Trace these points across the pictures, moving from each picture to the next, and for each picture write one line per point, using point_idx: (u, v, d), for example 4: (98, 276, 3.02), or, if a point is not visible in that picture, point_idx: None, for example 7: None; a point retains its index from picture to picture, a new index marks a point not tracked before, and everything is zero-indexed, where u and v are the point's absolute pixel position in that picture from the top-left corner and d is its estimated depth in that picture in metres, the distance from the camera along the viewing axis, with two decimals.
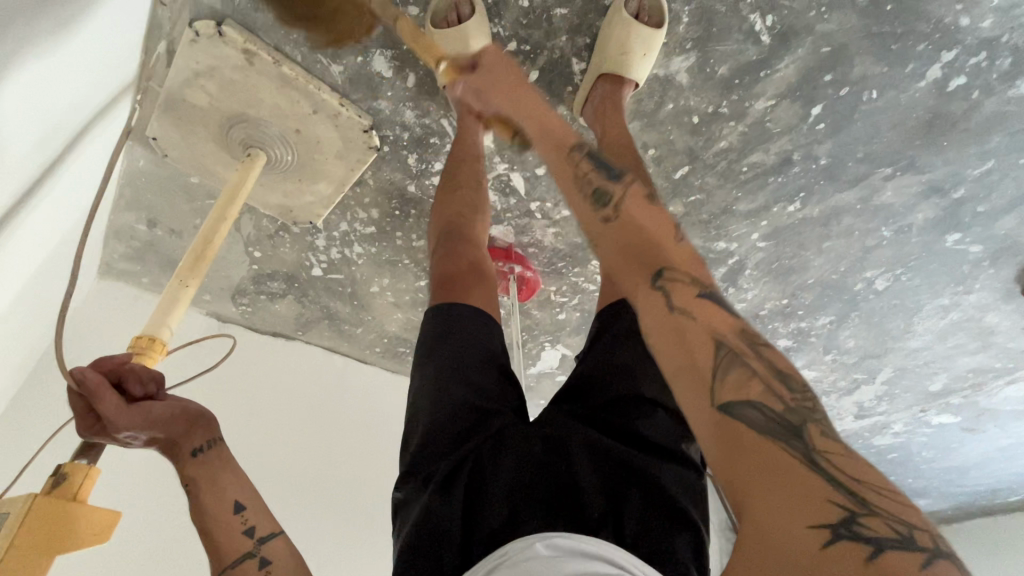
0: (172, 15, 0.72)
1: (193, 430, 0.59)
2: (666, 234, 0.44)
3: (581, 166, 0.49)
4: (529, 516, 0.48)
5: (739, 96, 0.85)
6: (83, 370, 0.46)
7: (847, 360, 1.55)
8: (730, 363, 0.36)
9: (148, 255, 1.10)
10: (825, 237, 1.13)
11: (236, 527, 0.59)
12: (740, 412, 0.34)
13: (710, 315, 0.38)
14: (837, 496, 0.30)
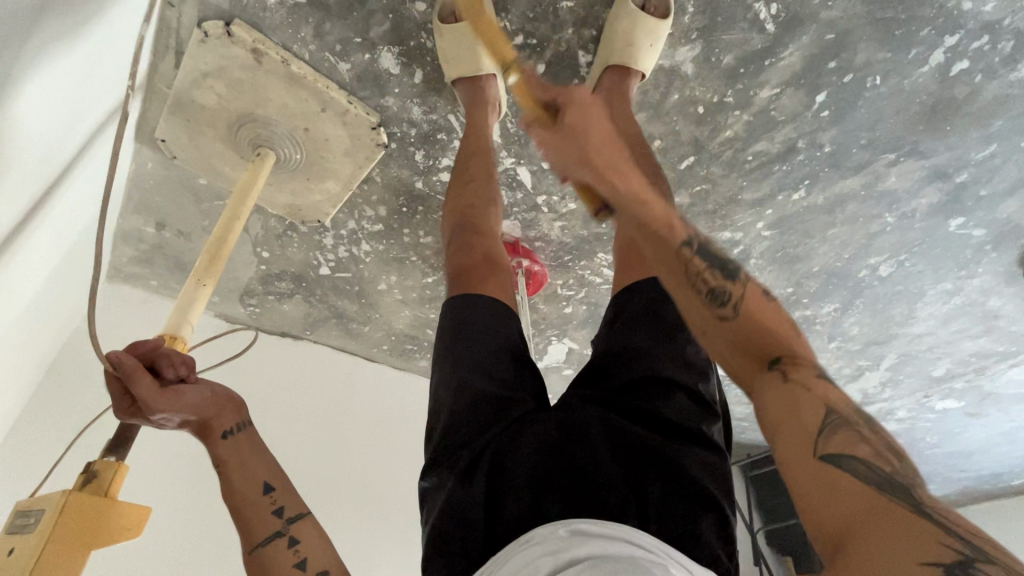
0: (180, 16, 0.72)
1: (224, 412, 0.59)
2: (784, 326, 0.44)
3: (692, 263, 0.46)
4: (552, 501, 0.48)
5: (744, 85, 0.86)
6: (117, 354, 0.46)
7: (852, 347, 1.56)
8: (840, 424, 0.36)
9: (157, 258, 1.10)
10: (829, 225, 1.14)
11: (264, 507, 0.58)
12: (846, 466, 0.34)
13: (829, 390, 0.39)
14: (952, 542, 0.29)
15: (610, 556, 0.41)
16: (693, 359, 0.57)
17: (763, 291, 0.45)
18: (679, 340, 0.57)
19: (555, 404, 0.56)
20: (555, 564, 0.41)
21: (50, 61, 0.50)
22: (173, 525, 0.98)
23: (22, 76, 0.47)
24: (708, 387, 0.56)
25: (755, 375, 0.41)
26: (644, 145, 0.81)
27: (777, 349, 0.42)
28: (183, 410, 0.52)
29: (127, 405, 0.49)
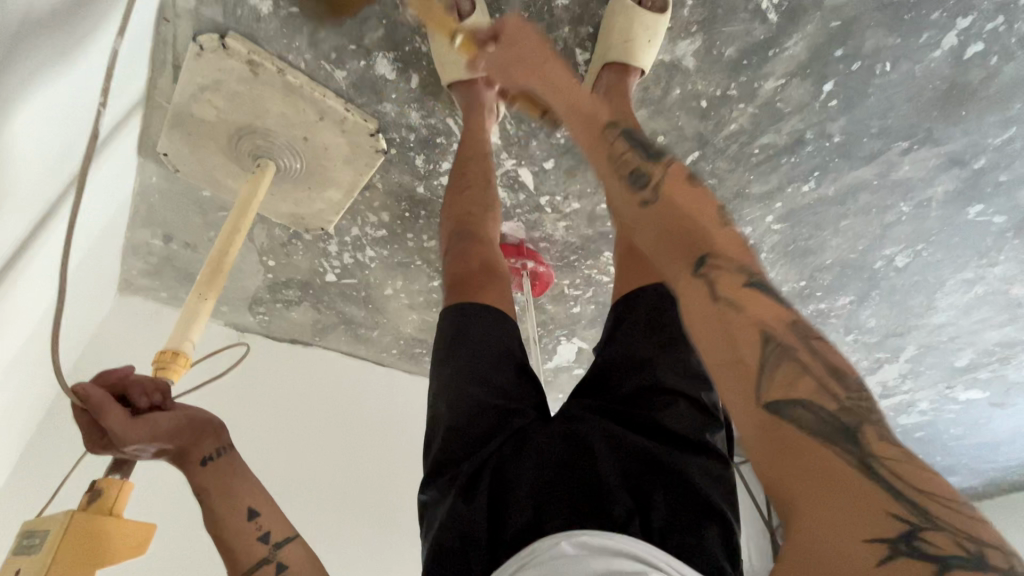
0: (176, 30, 0.72)
1: (202, 439, 0.59)
2: (706, 213, 0.43)
3: (616, 147, 0.50)
4: (555, 514, 0.47)
5: (748, 78, 0.83)
6: (84, 388, 0.46)
7: (869, 339, 1.53)
8: (779, 359, 0.33)
9: (166, 269, 1.12)
10: (841, 216, 1.11)
11: (250, 533, 0.58)
12: (786, 412, 0.32)
13: (761, 306, 0.37)
14: (897, 509, 0.28)
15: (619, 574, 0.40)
16: (694, 366, 0.56)
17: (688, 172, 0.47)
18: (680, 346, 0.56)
19: (557, 414, 0.55)
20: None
21: (45, 82, 0.50)
22: (172, 539, 1.00)
23: (16, 100, 0.47)
24: (712, 395, 0.55)
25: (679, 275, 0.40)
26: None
27: (702, 249, 0.40)
28: (158, 439, 0.52)
29: (96, 438, 0.49)
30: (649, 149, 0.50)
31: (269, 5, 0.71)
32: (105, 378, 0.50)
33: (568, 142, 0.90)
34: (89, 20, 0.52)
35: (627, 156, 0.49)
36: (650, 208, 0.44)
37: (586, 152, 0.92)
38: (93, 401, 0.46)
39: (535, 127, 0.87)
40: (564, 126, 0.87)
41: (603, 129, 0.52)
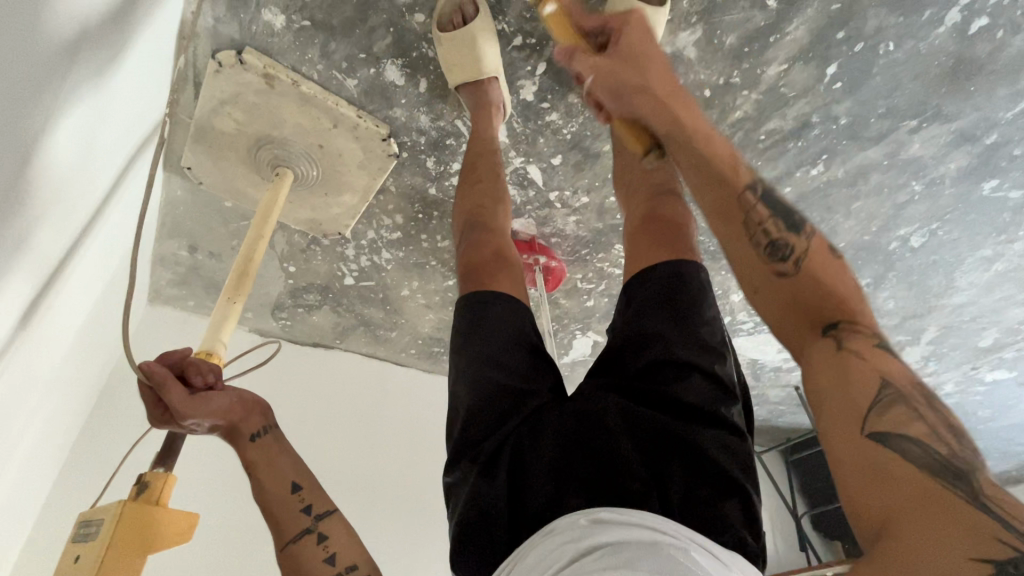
0: (196, 49, 0.76)
1: (251, 416, 0.62)
2: (847, 286, 0.43)
3: (754, 210, 0.46)
4: (573, 492, 0.49)
5: (750, 64, 0.84)
6: (148, 364, 0.48)
7: (888, 322, 1.52)
8: (892, 400, 0.36)
9: (192, 279, 1.16)
10: (852, 198, 1.11)
11: (294, 504, 0.61)
12: (894, 444, 0.35)
13: (885, 364, 0.39)
14: (1006, 536, 0.30)
15: (633, 544, 0.42)
16: (710, 341, 0.56)
17: (830, 245, 0.45)
18: (695, 321, 0.57)
19: (572, 396, 0.57)
20: (579, 550, 0.43)
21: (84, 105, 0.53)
22: (215, 531, 1.04)
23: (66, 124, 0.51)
24: (727, 368, 0.55)
25: (808, 344, 0.42)
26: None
27: (834, 317, 0.42)
28: (212, 415, 0.54)
29: (157, 413, 0.51)
30: (789, 213, 0.46)
31: (282, 20, 0.74)
32: (167, 357, 0.52)
33: (575, 138, 0.92)
34: (124, 43, 0.56)
35: (765, 222, 0.45)
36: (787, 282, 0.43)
37: (593, 146, 0.93)
38: (156, 379, 0.48)
39: (542, 124, 0.89)
40: (570, 121, 0.89)
41: (739, 190, 0.47)
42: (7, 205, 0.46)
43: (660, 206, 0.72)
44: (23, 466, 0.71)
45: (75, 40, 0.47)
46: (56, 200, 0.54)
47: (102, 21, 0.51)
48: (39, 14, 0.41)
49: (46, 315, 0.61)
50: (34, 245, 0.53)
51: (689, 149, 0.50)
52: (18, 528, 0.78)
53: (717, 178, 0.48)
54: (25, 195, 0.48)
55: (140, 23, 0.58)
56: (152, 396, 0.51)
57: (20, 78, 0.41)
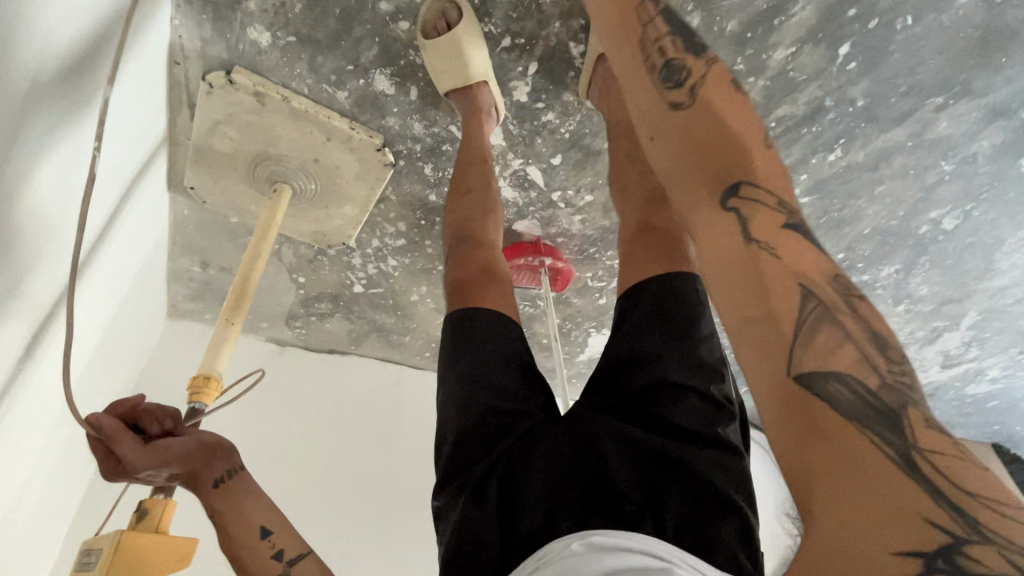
0: (188, 72, 0.77)
1: (212, 463, 0.58)
2: (753, 133, 0.42)
3: (654, 41, 0.48)
4: (566, 514, 0.47)
5: (755, 50, 0.80)
6: (96, 418, 0.48)
7: (923, 308, 1.44)
8: (816, 324, 0.33)
9: (207, 293, 1.19)
10: (875, 182, 1.04)
11: (264, 551, 0.59)
12: (822, 388, 0.31)
13: (798, 257, 0.36)
14: (938, 516, 0.27)
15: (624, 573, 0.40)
16: (706, 358, 0.55)
17: (730, 79, 0.46)
18: (688, 337, 0.56)
19: (565, 414, 0.56)
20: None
21: (61, 141, 0.53)
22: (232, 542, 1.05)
23: (42, 162, 0.51)
24: (722, 386, 0.54)
25: (702, 194, 0.40)
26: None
27: (741, 182, 0.39)
28: (168, 465, 0.52)
29: (111, 467, 0.49)
30: (691, 39, 0.48)
31: (267, 37, 0.74)
32: (116, 408, 0.52)
33: (573, 136, 0.89)
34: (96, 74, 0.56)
35: (670, 50, 0.47)
36: (682, 111, 0.43)
37: (593, 143, 0.90)
38: (106, 431, 0.48)
39: (538, 124, 0.87)
40: (567, 120, 0.86)
41: (640, 14, 0.50)
42: None
43: (655, 215, 0.70)
44: (47, 488, 0.74)
45: (37, 76, 0.48)
46: (47, 235, 0.55)
47: (67, 55, 0.51)
48: None
49: (54, 346, 0.63)
50: (29, 283, 0.54)
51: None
52: (49, 542, 0.82)
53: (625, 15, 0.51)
54: (13, 235, 0.49)
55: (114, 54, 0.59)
56: (102, 451, 0.50)
57: None
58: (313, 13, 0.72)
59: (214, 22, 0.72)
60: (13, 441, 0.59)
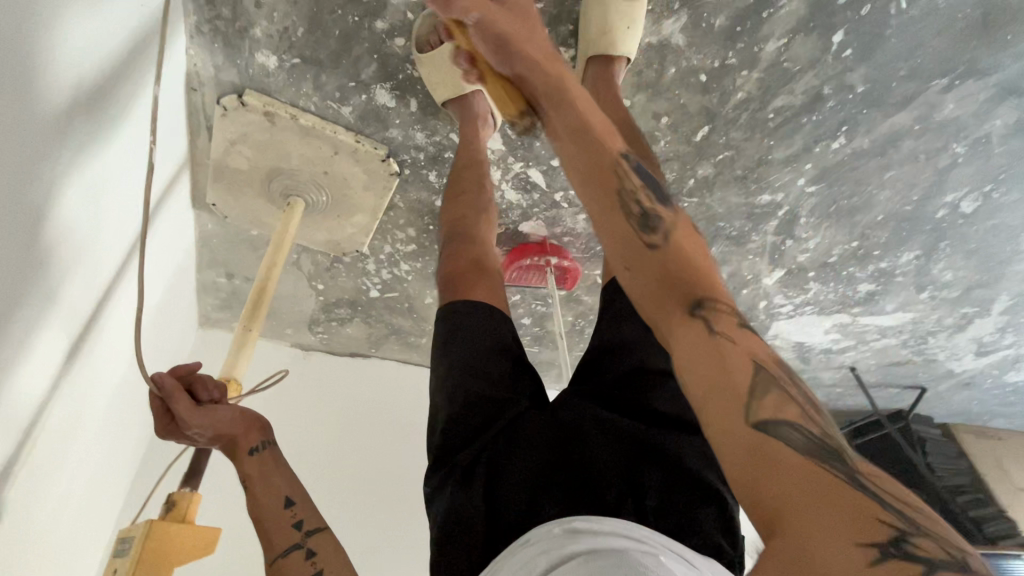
0: (204, 96, 0.83)
1: (251, 432, 0.65)
2: (713, 267, 0.42)
3: (627, 179, 0.46)
4: (550, 500, 0.49)
5: (746, 43, 0.80)
6: (159, 376, 0.55)
7: (949, 295, 1.39)
8: (769, 385, 0.34)
9: (234, 302, 1.25)
10: (885, 168, 1.03)
11: (286, 520, 0.63)
12: (777, 433, 0.31)
13: (751, 344, 0.37)
14: (885, 516, 0.28)
15: (603, 552, 0.41)
16: None
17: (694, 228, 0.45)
18: None
19: (552, 405, 0.58)
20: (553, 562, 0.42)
21: (83, 167, 0.58)
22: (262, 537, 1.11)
23: (67, 188, 0.55)
24: None
25: (670, 314, 0.39)
26: (633, 129, 0.76)
27: (701, 293, 0.39)
28: (214, 427, 0.59)
29: (163, 423, 0.57)
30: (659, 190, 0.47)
31: (274, 60, 0.79)
32: (177, 370, 0.59)
33: None
34: (119, 103, 0.62)
35: (638, 194, 0.45)
36: (655, 251, 0.42)
37: None
38: (166, 389, 0.55)
39: None
40: None
41: (615, 155, 0.48)
42: (25, 274, 0.51)
43: None
44: (94, 487, 0.81)
45: (67, 108, 0.53)
46: (78, 255, 0.60)
47: (89, 89, 0.56)
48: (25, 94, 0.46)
49: (91, 356, 0.69)
50: (64, 300, 0.60)
51: (567, 118, 0.51)
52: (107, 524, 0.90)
53: (599, 143, 0.49)
54: (50, 256, 0.55)
55: (134, 85, 0.65)
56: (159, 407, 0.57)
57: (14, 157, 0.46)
58: (315, 35, 0.76)
59: (225, 49, 0.77)
60: (59, 444, 0.65)
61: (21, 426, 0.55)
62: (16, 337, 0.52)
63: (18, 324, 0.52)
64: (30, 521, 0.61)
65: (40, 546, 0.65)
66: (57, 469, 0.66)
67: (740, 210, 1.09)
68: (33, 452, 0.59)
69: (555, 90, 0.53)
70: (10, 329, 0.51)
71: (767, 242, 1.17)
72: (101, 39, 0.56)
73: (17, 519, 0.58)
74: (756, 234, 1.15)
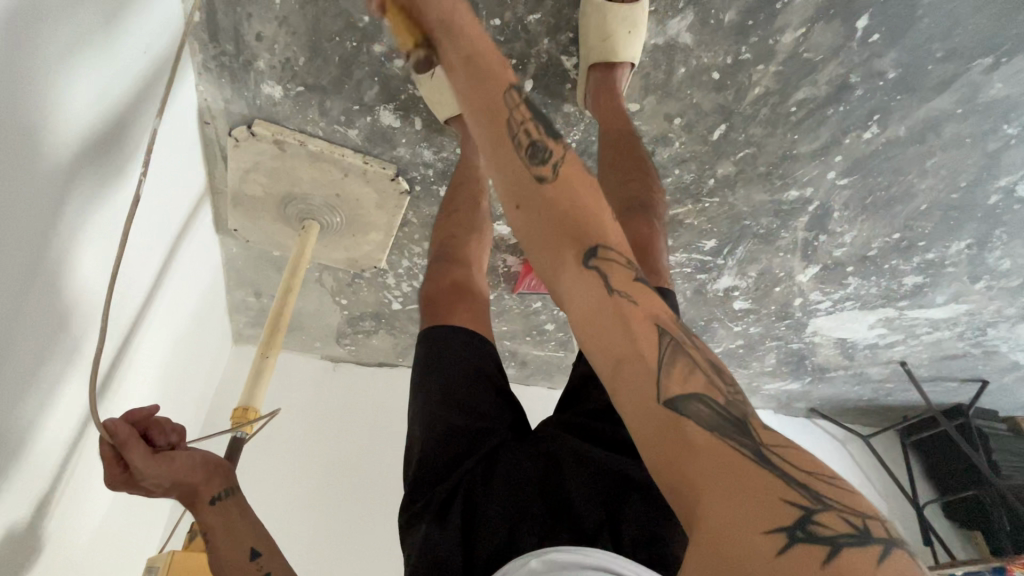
0: (218, 129, 0.85)
1: (213, 479, 0.58)
2: (607, 206, 0.41)
3: (515, 111, 0.42)
4: (528, 530, 0.49)
5: (759, 37, 0.76)
6: (113, 422, 0.49)
7: (1008, 283, 1.28)
8: (672, 354, 0.34)
9: (263, 318, 1.30)
10: (926, 155, 0.95)
11: (251, 573, 0.57)
12: (685, 410, 0.32)
13: (649, 299, 0.37)
14: (789, 494, 0.29)
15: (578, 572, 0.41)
16: None
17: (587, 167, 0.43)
18: None
19: (530, 436, 0.59)
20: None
21: (94, 219, 0.60)
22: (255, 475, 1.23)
23: (79, 242, 0.58)
24: None
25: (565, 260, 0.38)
26: (634, 142, 0.79)
27: (597, 235, 0.38)
28: (174, 477, 0.53)
29: (115, 472, 0.51)
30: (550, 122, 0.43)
31: (279, 90, 0.80)
32: (133, 414, 0.53)
33: (580, 145, 0.89)
34: (125, 148, 0.64)
35: (527, 124, 0.41)
36: (547, 185, 0.39)
37: None
38: (118, 437, 0.50)
39: None
40: (571, 131, 0.87)
41: (502, 90, 0.43)
42: (48, 328, 0.55)
43: (628, 220, 0.73)
44: (136, 509, 0.85)
45: (72, 161, 0.55)
46: (100, 298, 0.63)
47: (92, 140, 0.58)
48: (28, 154, 0.48)
49: (122, 389, 0.72)
50: (89, 343, 0.63)
51: (458, 46, 0.45)
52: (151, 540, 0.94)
53: (483, 76, 0.43)
54: (71, 304, 0.58)
55: (140, 130, 0.67)
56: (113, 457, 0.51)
57: (21, 217, 0.48)
58: (316, 63, 0.77)
59: (232, 83, 0.79)
60: (94, 475, 0.69)
61: (55, 463, 0.59)
62: (43, 383, 0.55)
63: (44, 373, 0.55)
64: (69, 549, 0.65)
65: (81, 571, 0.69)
66: (95, 495, 0.70)
67: (767, 207, 1.04)
68: (67, 486, 0.62)
69: (439, 17, 0.46)
70: (39, 375, 0.54)
71: (798, 238, 1.11)
72: (100, 91, 0.58)
73: (55, 550, 0.61)
74: (786, 231, 1.09)
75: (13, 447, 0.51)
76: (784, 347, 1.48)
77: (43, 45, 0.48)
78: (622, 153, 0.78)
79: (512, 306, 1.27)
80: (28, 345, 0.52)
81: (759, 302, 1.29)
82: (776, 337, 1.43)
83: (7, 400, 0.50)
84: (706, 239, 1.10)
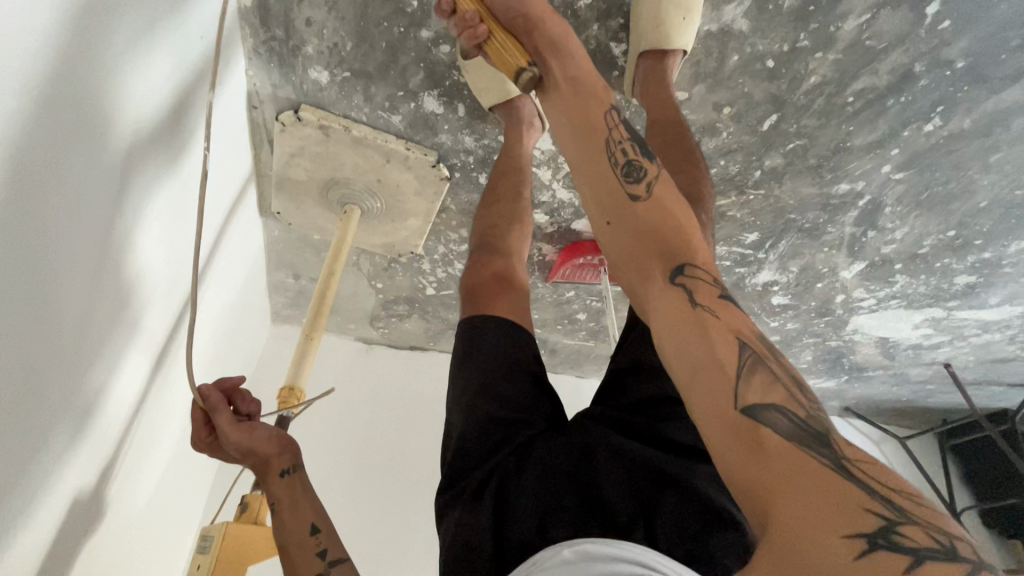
0: (265, 114, 0.87)
1: (283, 453, 0.62)
2: (696, 232, 0.44)
3: (614, 132, 0.47)
4: (558, 524, 0.50)
5: (819, 23, 0.73)
6: (206, 388, 0.56)
7: None
8: (753, 364, 0.34)
9: (301, 300, 1.33)
10: (991, 149, 0.90)
11: (310, 549, 0.59)
12: (763, 417, 0.32)
13: (734, 317, 0.38)
14: (872, 505, 0.28)
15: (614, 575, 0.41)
16: None
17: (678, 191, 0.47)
18: None
19: (565, 428, 0.58)
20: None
21: (154, 202, 0.62)
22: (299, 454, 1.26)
23: (138, 228, 0.60)
24: None
25: (656, 278, 0.41)
26: (683, 130, 0.75)
27: (684, 257, 0.41)
28: (252, 446, 0.58)
29: (203, 435, 0.58)
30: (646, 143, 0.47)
31: (326, 75, 0.81)
32: (222, 384, 0.59)
33: None
34: (181, 135, 0.66)
35: (623, 145, 0.46)
36: (637, 200, 0.43)
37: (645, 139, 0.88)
38: (210, 402, 0.56)
39: None
40: None
41: (603, 108, 0.49)
42: (116, 307, 0.58)
43: None
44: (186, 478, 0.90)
45: (135, 146, 0.57)
46: (156, 280, 0.66)
47: (155, 124, 0.60)
48: (98, 138, 0.50)
49: (175, 364, 0.76)
50: (148, 323, 0.66)
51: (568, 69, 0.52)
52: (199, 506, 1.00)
53: (586, 99, 0.49)
54: (132, 286, 0.60)
55: (195, 114, 0.68)
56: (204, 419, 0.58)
57: (95, 200, 0.51)
58: (363, 49, 0.77)
59: (281, 68, 0.80)
60: (148, 448, 0.72)
61: (116, 435, 0.62)
62: (111, 357, 0.58)
63: (108, 349, 0.57)
64: (126, 516, 0.69)
65: (136, 538, 0.73)
66: (150, 465, 0.74)
67: (814, 201, 1.00)
68: (127, 456, 0.66)
69: (555, 43, 0.53)
70: (107, 350, 0.57)
71: (846, 234, 1.07)
72: (162, 77, 0.59)
73: (113, 517, 0.64)
74: (832, 226, 1.05)
75: (82, 417, 0.54)
76: (821, 344, 1.44)
77: (111, 32, 0.50)
78: (670, 141, 0.75)
79: (545, 295, 1.27)
80: (100, 321, 0.55)
81: (799, 298, 1.26)
82: (814, 334, 1.39)
83: (77, 375, 0.52)
84: (748, 232, 1.07)
